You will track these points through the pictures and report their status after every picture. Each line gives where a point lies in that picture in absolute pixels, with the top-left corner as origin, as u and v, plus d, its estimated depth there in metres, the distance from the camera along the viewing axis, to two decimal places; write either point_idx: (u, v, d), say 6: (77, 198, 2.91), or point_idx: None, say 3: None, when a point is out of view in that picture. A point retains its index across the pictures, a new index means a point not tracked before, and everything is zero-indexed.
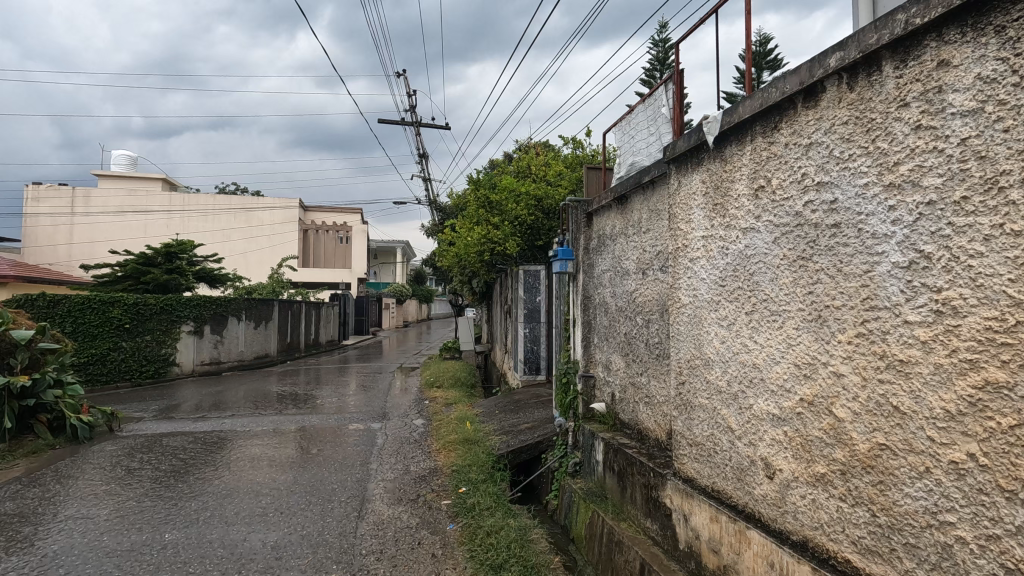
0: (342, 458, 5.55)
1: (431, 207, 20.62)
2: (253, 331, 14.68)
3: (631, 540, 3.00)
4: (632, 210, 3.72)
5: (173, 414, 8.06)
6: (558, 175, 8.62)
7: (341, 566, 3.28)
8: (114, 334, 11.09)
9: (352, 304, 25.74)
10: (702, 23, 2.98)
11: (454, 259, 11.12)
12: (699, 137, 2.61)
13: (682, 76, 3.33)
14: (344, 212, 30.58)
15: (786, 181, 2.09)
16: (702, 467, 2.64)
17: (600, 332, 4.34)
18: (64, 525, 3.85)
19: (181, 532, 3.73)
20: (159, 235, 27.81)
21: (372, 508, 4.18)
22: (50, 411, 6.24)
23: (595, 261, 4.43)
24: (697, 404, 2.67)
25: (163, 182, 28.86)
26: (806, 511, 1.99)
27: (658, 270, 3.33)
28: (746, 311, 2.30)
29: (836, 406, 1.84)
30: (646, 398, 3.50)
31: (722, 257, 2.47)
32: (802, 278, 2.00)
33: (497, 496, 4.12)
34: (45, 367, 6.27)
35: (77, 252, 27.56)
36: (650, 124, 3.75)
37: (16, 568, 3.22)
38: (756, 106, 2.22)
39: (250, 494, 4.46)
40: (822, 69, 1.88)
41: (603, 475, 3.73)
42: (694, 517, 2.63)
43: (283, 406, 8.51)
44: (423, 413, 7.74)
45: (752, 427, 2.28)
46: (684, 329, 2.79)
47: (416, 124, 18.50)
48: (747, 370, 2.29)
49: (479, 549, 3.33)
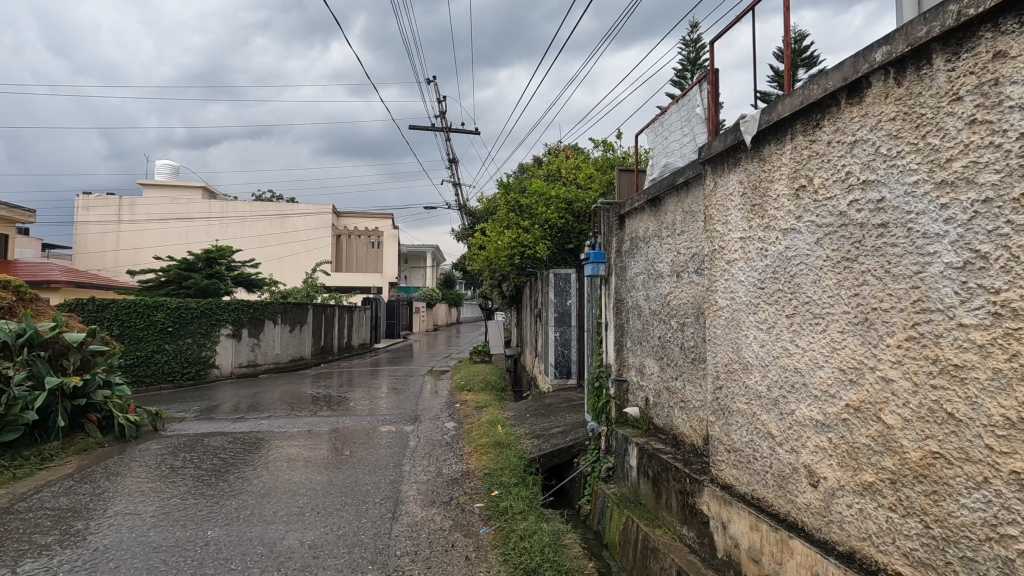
0: (376, 459, 5.64)
1: (460, 210, 20.74)
2: (289, 334, 15.04)
3: (667, 548, 2.95)
4: (666, 212, 3.68)
5: (213, 415, 8.30)
6: (590, 177, 8.68)
7: (376, 566, 3.32)
8: (157, 337, 11.53)
9: (383, 308, 26.10)
10: (738, 22, 2.93)
11: (484, 263, 11.18)
12: (736, 137, 2.56)
13: (716, 76, 3.28)
14: (376, 218, 31.07)
15: (829, 180, 2.03)
16: (740, 474, 2.58)
17: (633, 336, 4.29)
18: (113, 521, 4.00)
19: (223, 529, 3.83)
20: (199, 242, 28.78)
21: (406, 509, 4.23)
22: (100, 411, 6.51)
23: (628, 264, 4.39)
24: (735, 410, 2.61)
25: (202, 190, 29.83)
26: (853, 521, 1.93)
27: (693, 272, 3.28)
28: (787, 313, 2.24)
29: (884, 412, 1.77)
30: (681, 403, 3.44)
31: (761, 259, 2.41)
32: (848, 280, 1.93)
33: (530, 500, 4.11)
34: (95, 368, 6.58)
35: (124, 258, 28.72)
36: (684, 124, 3.70)
37: (68, 560, 3.36)
38: (796, 103, 2.16)
39: (288, 494, 4.55)
40: (867, 64, 1.82)
41: (637, 480, 3.68)
42: (732, 525, 2.57)
43: (317, 408, 8.67)
44: (454, 416, 7.80)
45: (794, 433, 2.21)
46: (721, 332, 2.73)
47: (446, 129, 18.64)
48: (789, 375, 2.23)
49: (512, 553, 3.32)
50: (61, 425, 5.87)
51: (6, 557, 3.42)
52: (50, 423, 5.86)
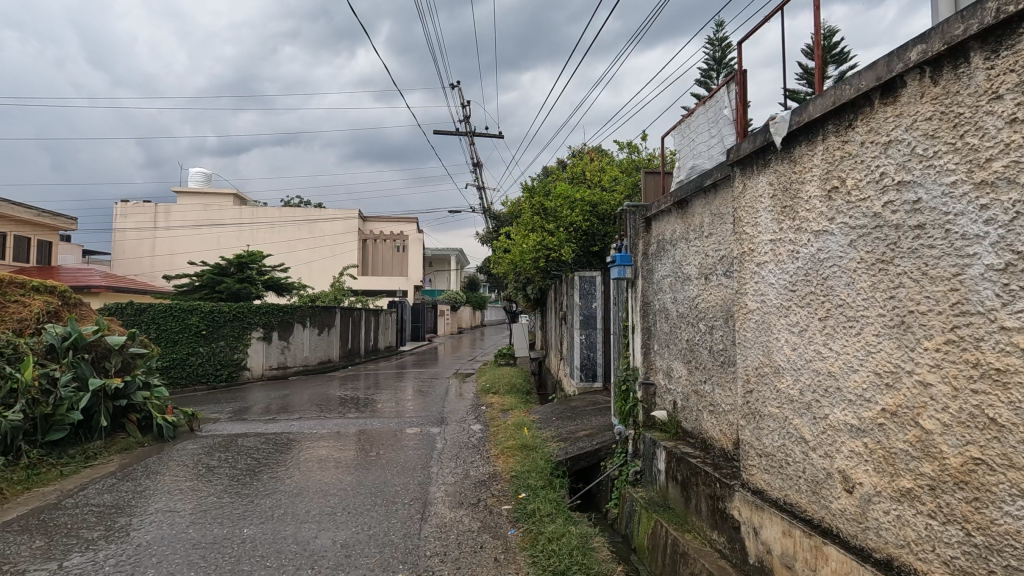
0: (404, 461, 5.71)
1: (485, 214, 20.81)
2: (317, 337, 15.31)
3: (697, 553, 2.92)
4: (693, 214, 3.66)
5: (246, 416, 8.51)
6: (614, 179, 8.65)
7: (407, 566, 3.36)
8: (192, 339, 11.93)
9: (408, 312, 26.36)
10: (766, 22, 2.91)
11: (509, 266, 11.23)
12: (765, 139, 2.54)
13: (745, 77, 3.25)
14: (402, 222, 31.44)
15: (862, 181, 2.00)
16: (772, 479, 2.54)
17: (660, 339, 4.26)
18: (154, 517, 4.15)
19: (259, 527, 3.94)
20: (231, 247, 29.50)
21: (435, 510, 4.28)
22: (140, 412, 6.74)
23: (655, 267, 4.37)
24: (766, 414, 2.58)
25: (233, 197, 30.56)
26: (891, 528, 1.89)
27: (722, 275, 3.26)
28: (820, 316, 2.21)
29: (923, 417, 1.74)
30: (710, 407, 3.41)
31: (793, 261, 2.39)
32: (882, 282, 1.90)
33: (557, 503, 4.11)
34: (135, 370, 6.85)
35: (159, 264, 29.59)
36: (712, 126, 3.67)
37: (114, 554, 3.50)
38: (827, 104, 2.14)
39: (320, 494, 4.65)
40: (901, 63, 1.79)
41: (665, 484, 3.66)
42: (764, 531, 2.55)
43: (345, 410, 8.81)
44: (480, 419, 7.84)
45: (828, 438, 2.18)
46: (751, 336, 2.70)
47: (470, 133, 18.75)
48: (822, 378, 2.20)
49: (541, 555, 3.33)
50: (103, 425, 6.09)
51: (56, 550, 3.59)
52: (94, 423, 6.09)
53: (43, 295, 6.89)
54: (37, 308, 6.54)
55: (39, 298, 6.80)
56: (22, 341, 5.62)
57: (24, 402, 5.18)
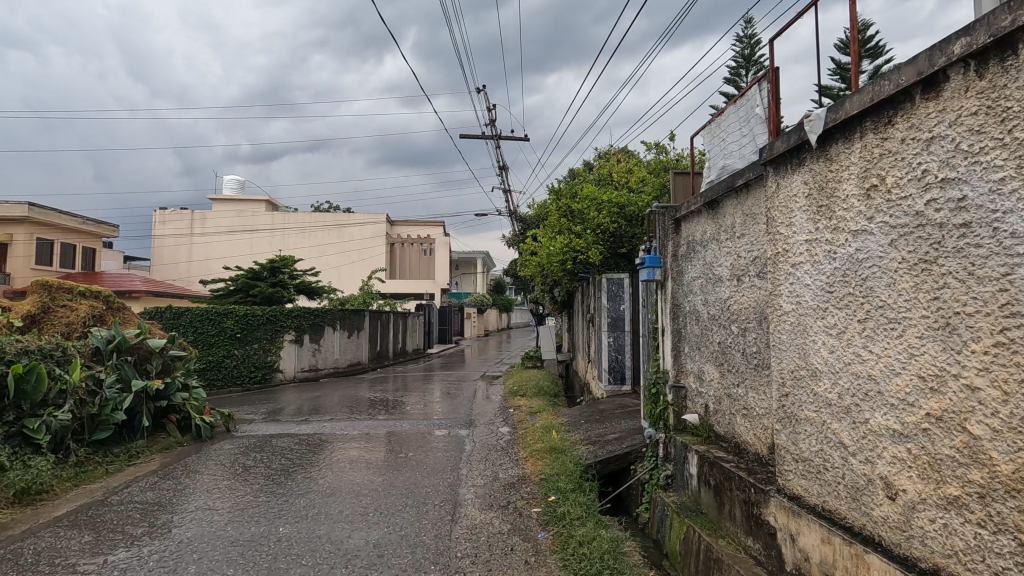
0: (433, 462, 5.75)
1: (511, 216, 20.84)
2: (348, 339, 15.54)
3: (732, 559, 2.87)
4: (724, 214, 3.60)
5: (280, 417, 8.70)
6: (642, 180, 8.59)
7: (438, 566, 3.39)
8: (227, 342, 12.41)
9: (435, 315, 26.57)
10: (799, 17, 2.86)
11: (536, 269, 11.24)
12: (800, 137, 2.49)
13: (777, 74, 3.19)
14: (429, 226, 31.73)
15: (903, 179, 1.94)
16: (810, 485, 2.49)
17: (691, 341, 4.21)
18: (194, 515, 4.28)
19: (294, 526, 4.02)
20: (263, 252, 30.23)
21: (465, 512, 4.30)
22: (179, 412, 6.96)
23: (685, 268, 4.32)
24: (803, 418, 2.52)
25: (265, 203, 31.29)
26: (936, 536, 1.83)
27: (755, 276, 3.21)
28: (859, 318, 2.16)
29: (970, 423, 1.68)
30: (743, 410, 3.35)
31: (829, 261, 2.33)
32: (925, 283, 1.85)
33: (587, 506, 4.09)
34: (175, 372, 7.08)
35: (196, 269, 30.48)
36: (743, 124, 3.61)
37: (157, 550, 3.62)
38: (865, 100, 2.09)
39: (352, 494, 4.73)
40: (944, 57, 1.74)
41: (697, 489, 3.60)
42: (802, 538, 2.49)
43: (374, 412, 8.93)
44: (508, 421, 7.85)
45: (868, 443, 2.12)
46: (786, 338, 2.65)
47: (497, 136, 18.80)
48: (862, 382, 2.14)
49: (572, 558, 3.33)
50: (145, 425, 6.30)
51: (104, 545, 3.73)
52: (136, 423, 6.31)
53: (89, 301, 7.18)
54: (83, 313, 6.84)
55: (85, 302, 7.11)
56: (70, 344, 5.85)
57: (72, 403, 5.39)
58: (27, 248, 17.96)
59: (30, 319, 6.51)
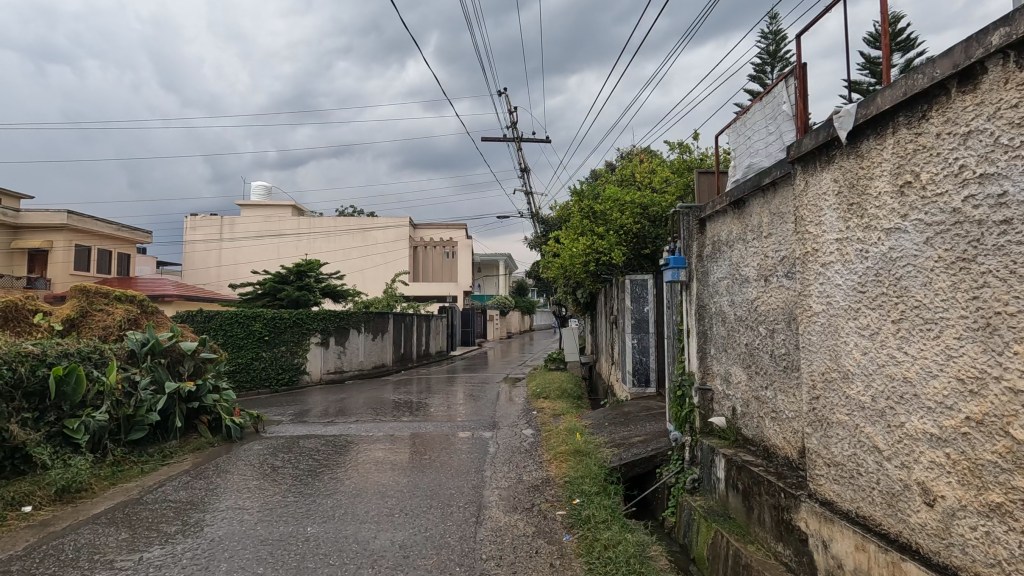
0: (457, 464, 5.78)
1: (533, 218, 20.83)
2: (372, 342, 15.72)
3: (762, 565, 2.81)
4: (750, 214, 3.54)
5: (307, 418, 8.84)
6: (666, 180, 8.50)
7: (463, 567, 3.40)
8: (255, 344, 12.68)
9: (458, 317, 26.69)
10: (827, 11, 2.80)
11: (558, 271, 11.21)
12: (829, 133, 2.44)
13: (804, 70, 3.12)
14: (451, 229, 31.91)
15: (938, 175, 1.89)
16: (842, 490, 2.42)
17: (717, 343, 4.15)
18: (225, 514, 4.38)
19: (321, 526, 4.08)
20: (290, 256, 30.81)
21: (489, 514, 4.31)
22: (210, 412, 7.14)
23: (710, 269, 4.26)
24: (835, 421, 2.46)
25: (292, 208, 31.89)
26: (977, 545, 1.77)
27: (783, 276, 3.14)
28: (893, 319, 2.10)
29: (1012, 427, 1.62)
30: (772, 414, 3.29)
31: (861, 261, 2.27)
32: (964, 282, 1.79)
33: (612, 509, 4.05)
34: (206, 374, 7.26)
35: (225, 274, 31.25)
36: (769, 122, 3.55)
37: (191, 548, 3.72)
38: (897, 95, 2.03)
39: (377, 495, 4.79)
40: (982, 49, 1.68)
41: (725, 493, 3.55)
42: (835, 544, 2.43)
43: (399, 414, 9.01)
44: (531, 423, 7.83)
45: (904, 448, 2.06)
46: (816, 339, 2.59)
47: (518, 138, 18.82)
48: (896, 384, 2.08)
49: (597, 562, 3.31)
50: (178, 426, 6.47)
51: (139, 542, 3.85)
52: (170, 423, 6.48)
53: (124, 305, 7.42)
54: (119, 317, 7.06)
55: (121, 307, 7.34)
56: (107, 347, 6.05)
57: (109, 404, 5.57)
58: (66, 255, 18.74)
59: (70, 323, 6.75)
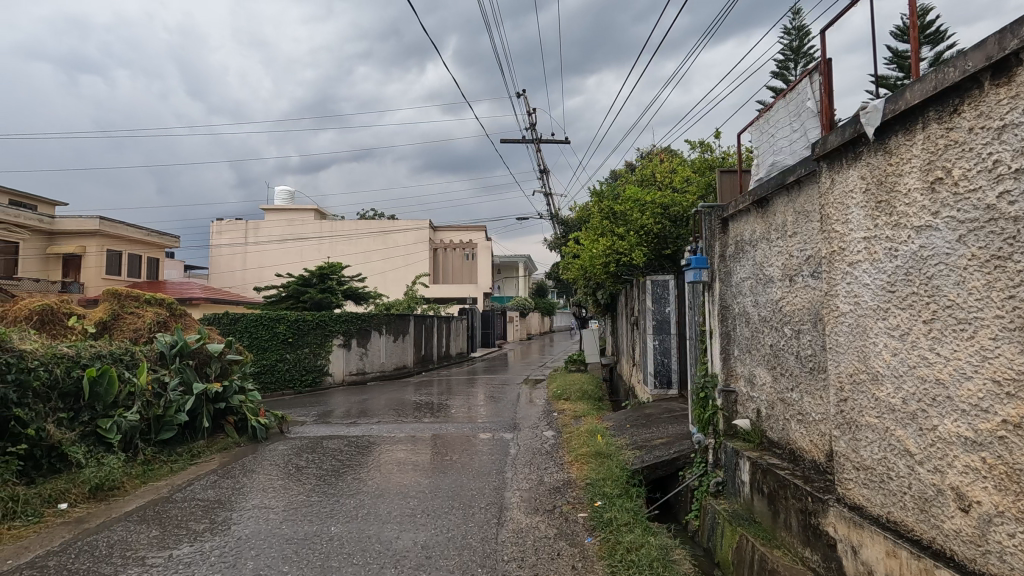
0: (478, 466, 5.79)
1: (553, 220, 20.78)
2: (394, 344, 15.85)
3: (788, 570, 2.76)
4: (774, 213, 3.49)
5: (330, 420, 8.94)
6: (687, 180, 8.41)
7: (485, 569, 3.40)
8: (280, 346, 12.89)
9: (478, 319, 26.76)
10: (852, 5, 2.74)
11: (579, 272, 11.18)
12: (856, 129, 2.38)
13: (829, 66, 3.06)
14: (471, 231, 32.02)
15: (971, 170, 1.83)
16: (872, 495, 2.37)
17: (741, 344, 4.09)
18: (251, 513, 4.46)
19: (345, 526, 4.12)
20: (313, 259, 31.25)
21: (511, 515, 4.30)
22: (236, 413, 7.27)
23: (733, 269, 4.20)
24: (864, 424, 2.41)
25: (314, 212, 32.35)
26: (1015, 553, 1.71)
27: (809, 275, 3.09)
28: (924, 320, 2.04)
29: None
30: (798, 416, 3.22)
31: (890, 259, 2.22)
32: (999, 281, 1.73)
33: (634, 512, 4.02)
34: (232, 375, 7.40)
35: (250, 277, 31.84)
36: (793, 119, 3.49)
37: (219, 546, 3.79)
38: (927, 89, 1.98)
39: (399, 495, 4.82)
40: (1016, 39, 1.63)
41: (750, 496, 3.49)
42: (865, 550, 2.37)
43: (420, 415, 9.06)
44: (552, 425, 7.80)
45: (937, 451, 2.00)
46: (843, 340, 2.54)
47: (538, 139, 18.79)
48: (928, 386, 2.03)
49: (620, 565, 3.29)
50: (205, 426, 6.61)
51: (169, 539, 3.94)
52: (198, 424, 6.63)
53: (154, 308, 7.60)
54: (149, 319, 7.24)
55: (151, 309, 7.53)
56: (138, 349, 6.21)
57: (140, 404, 5.71)
58: (98, 259, 19.29)
59: (102, 325, 6.95)
